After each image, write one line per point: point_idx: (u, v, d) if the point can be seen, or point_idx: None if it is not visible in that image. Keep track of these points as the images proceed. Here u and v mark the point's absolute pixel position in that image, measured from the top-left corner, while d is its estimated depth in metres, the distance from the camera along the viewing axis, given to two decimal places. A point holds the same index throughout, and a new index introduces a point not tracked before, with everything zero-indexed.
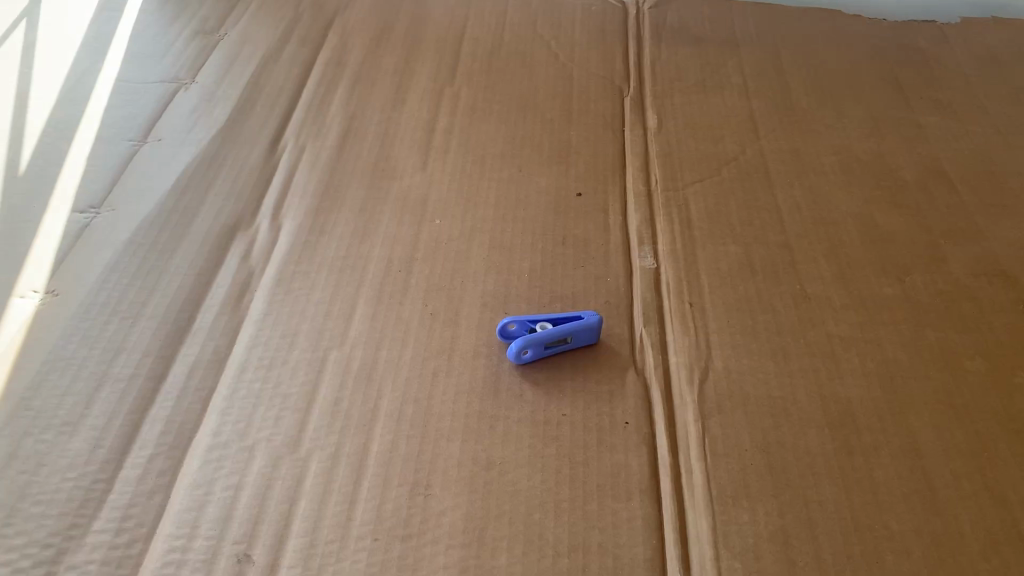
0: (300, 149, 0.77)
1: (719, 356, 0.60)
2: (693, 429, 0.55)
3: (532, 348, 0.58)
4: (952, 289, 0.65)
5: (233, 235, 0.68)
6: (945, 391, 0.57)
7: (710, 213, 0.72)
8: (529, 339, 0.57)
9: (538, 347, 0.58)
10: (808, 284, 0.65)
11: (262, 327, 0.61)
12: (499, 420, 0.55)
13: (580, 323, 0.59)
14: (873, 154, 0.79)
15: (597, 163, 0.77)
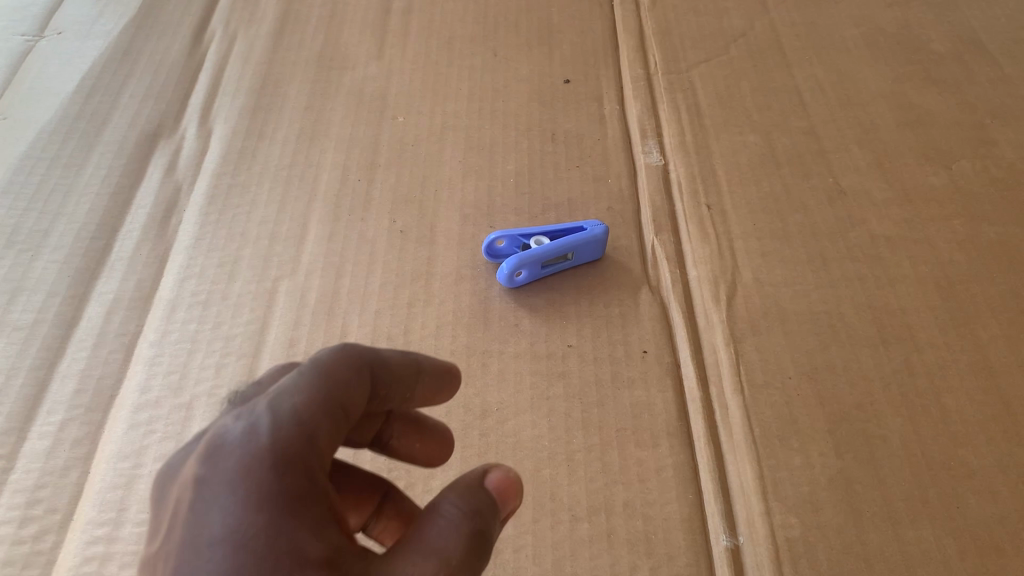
0: (231, 39, 0.65)
1: (747, 267, 0.50)
2: (725, 355, 0.46)
3: (528, 267, 0.48)
4: (1008, 174, 0.56)
5: (154, 144, 0.57)
6: (1014, 295, 0.49)
7: (720, 99, 0.61)
8: (524, 258, 0.47)
9: (536, 266, 0.48)
10: (842, 177, 0.56)
11: (194, 255, 0.50)
12: (492, 356, 0.46)
13: (584, 236, 0.49)
14: (899, 24, 0.69)
15: (584, 44, 0.66)
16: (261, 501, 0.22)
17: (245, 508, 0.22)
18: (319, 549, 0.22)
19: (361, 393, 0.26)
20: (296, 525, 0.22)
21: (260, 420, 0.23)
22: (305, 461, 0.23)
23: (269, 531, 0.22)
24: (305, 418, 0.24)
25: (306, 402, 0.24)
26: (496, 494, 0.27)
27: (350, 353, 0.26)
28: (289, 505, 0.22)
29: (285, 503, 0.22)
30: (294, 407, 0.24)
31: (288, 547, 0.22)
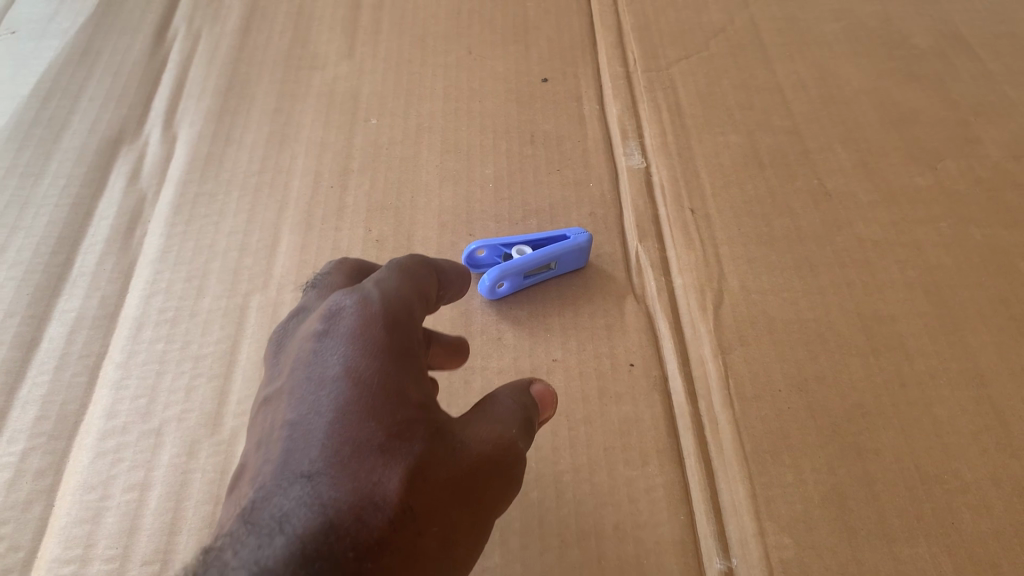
0: (195, 37, 0.62)
1: (733, 273, 0.49)
2: (714, 366, 0.45)
3: (509, 279, 0.47)
4: (993, 174, 0.55)
5: (116, 150, 0.54)
6: (1003, 300, 0.48)
7: (702, 97, 0.60)
8: (505, 269, 0.46)
9: (516, 278, 0.47)
10: (827, 178, 0.55)
11: (160, 270, 0.48)
12: (475, 372, 0.44)
13: (567, 245, 0.47)
14: (880, 18, 0.67)
15: (562, 41, 0.64)
16: (377, 349, 0.27)
17: (366, 352, 0.26)
18: (417, 394, 0.27)
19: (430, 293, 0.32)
20: (401, 374, 0.27)
21: (371, 295, 0.29)
22: (407, 328, 0.28)
23: (383, 373, 0.26)
24: (404, 298, 0.29)
25: (402, 288, 0.30)
26: (537, 398, 0.33)
27: (423, 263, 0.32)
28: (398, 354, 0.27)
29: (396, 352, 0.27)
30: (393, 290, 0.29)
31: (398, 386, 0.26)
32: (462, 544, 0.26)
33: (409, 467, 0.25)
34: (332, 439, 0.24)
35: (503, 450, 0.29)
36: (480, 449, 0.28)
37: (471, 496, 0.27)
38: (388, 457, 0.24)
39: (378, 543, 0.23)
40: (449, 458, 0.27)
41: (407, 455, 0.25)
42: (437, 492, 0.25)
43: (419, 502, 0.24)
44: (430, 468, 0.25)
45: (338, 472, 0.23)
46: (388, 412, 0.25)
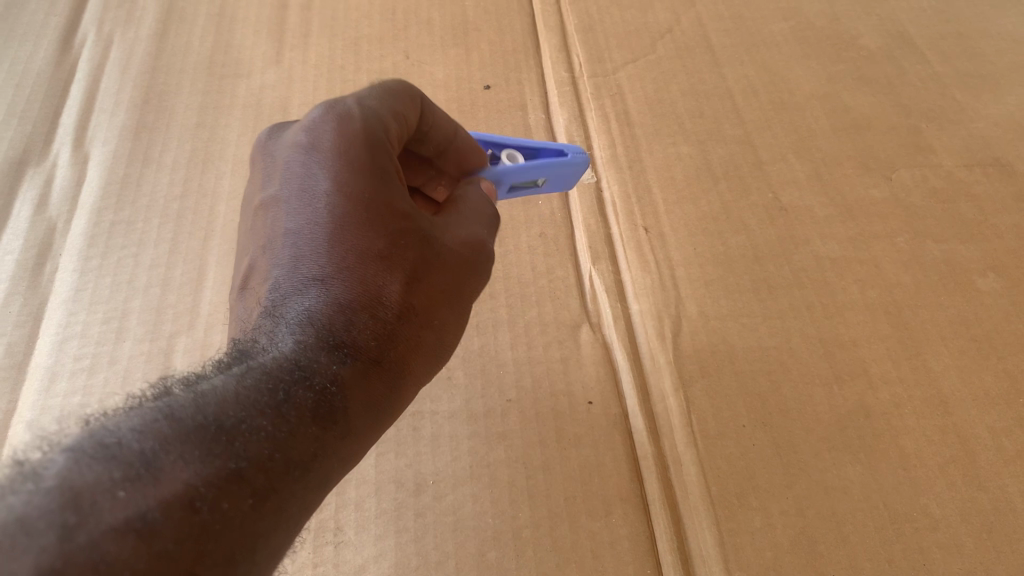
0: (106, 43, 0.57)
1: (692, 298, 0.47)
2: (675, 402, 0.43)
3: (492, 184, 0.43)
4: (947, 185, 0.54)
5: (21, 174, 0.50)
6: (961, 320, 0.47)
7: (651, 104, 0.57)
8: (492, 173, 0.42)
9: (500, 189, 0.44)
10: (781, 190, 0.53)
11: (73, 311, 0.44)
12: (424, 418, 0.42)
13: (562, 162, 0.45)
14: (827, 18, 0.66)
15: (504, 44, 0.61)
16: (365, 162, 0.32)
17: (355, 167, 0.32)
18: (404, 201, 0.33)
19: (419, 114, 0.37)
20: (389, 187, 0.33)
21: (349, 112, 0.33)
22: (384, 142, 0.34)
23: (373, 186, 0.32)
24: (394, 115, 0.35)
25: (388, 107, 0.35)
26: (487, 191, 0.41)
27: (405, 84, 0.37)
28: (387, 166, 0.33)
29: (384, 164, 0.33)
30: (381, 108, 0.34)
31: (387, 199, 0.32)
32: (452, 325, 0.33)
33: (407, 270, 0.32)
34: (335, 246, 0.31)
35: (483, 251, 0.35)
36: (466, 248, 0.35)
37: (461, 286, 0.34)
38: (385, 261, 0.31)
39: (385, 331, 0.30)
40: (440, 256, 0.33)
41: (403, 259, 0.32)
42: (433, 285, 0.32)
43: (416, 298, 0.32)
44: (421, 267, 0.32)
45: (343, 282, 0.30)
46: (377, 227, 0.31)
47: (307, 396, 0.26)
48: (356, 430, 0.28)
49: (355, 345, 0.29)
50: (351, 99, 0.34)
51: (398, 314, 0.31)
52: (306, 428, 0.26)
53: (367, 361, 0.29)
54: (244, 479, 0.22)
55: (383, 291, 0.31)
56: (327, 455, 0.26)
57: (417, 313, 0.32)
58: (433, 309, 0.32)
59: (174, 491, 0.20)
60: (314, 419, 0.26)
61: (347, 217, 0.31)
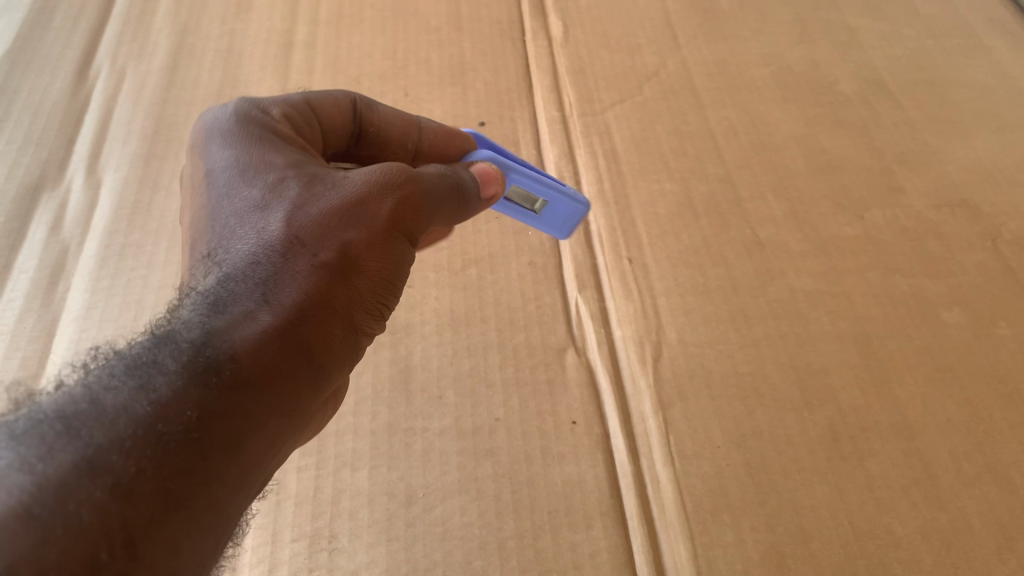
0: (120, 75, 0.60)
1: (672, 326, 0.50)
2: (654, 423, 0.45)
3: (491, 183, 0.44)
4: (916, 224, 0.57)
5: (36, 198, 0.52)
6: (927, 351, 0.50)
7: (637, 143, 0.60)
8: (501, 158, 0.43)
9: (503, 194, 0.44)
10: (758, 226, 0.56)
11: (84, 327, 0.46)
12: (415, 434, 0.44)
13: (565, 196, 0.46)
14: (807, 63, 0.69)
15: (498, 83, 0.64)
16: (236, 144, 0.35)
17: (225, 155, 0.35)
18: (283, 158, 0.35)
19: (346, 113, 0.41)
20: (264, 154, 0.35)
21: (218, 115, 0.37)
22: (254, 124, 0.37)
23: (245, 158, 0.35)
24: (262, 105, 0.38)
25: (263, 100, 0.39)
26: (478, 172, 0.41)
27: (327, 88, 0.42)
28: (256, 139, 0.36)
29: (248, 139, 0.36)
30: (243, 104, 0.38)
31: (261, 163, 0.35)
32: (369, 248, 0.33)
33: (286, 212, 0.32)
34: (222, 225, 0.33)
35: (392, 176, 0.35)
36: (368, 176, 0.34)
37: (364, 212, 0.33)
38: (260, 216, 0.32)
39: (275, 270, 0.31)
40: (329, 189, 0.34)
41: (282, 203, 0.33)
42: (324, 217, 0.33)
43: (302, 232, 0.32)
44: (309, 204, 0.33)
45: (231, 248, 0.32)
46: (252, 190, 0.33)
47: (179, 349, 0.27)
48: (252, 369, 0.28)
49: (239, 291, 0.30)
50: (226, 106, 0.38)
51: (283, 251, 0.31)
52: (181, 383, 0.26)
53: (255, 301, 0.30)
54: (103, 466, 0.22)
55: (263, 239, 0.32)
56: (211, 395, 0.26)
57: (308, 245, 0.32)
58: (329, 239, 0.32)
59: (3, 505, 0.20)
60: (188, 364, 0.26)
61: (225, 195, 0.34)
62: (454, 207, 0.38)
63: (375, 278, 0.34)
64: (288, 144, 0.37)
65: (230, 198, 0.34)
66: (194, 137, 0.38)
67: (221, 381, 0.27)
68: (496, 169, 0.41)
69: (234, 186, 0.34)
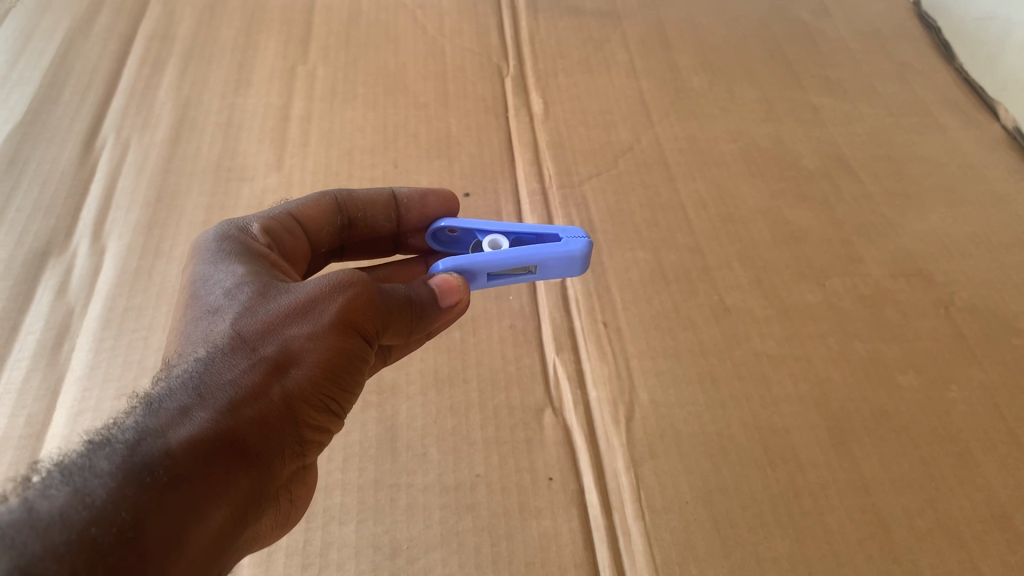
0: (124, 147, 0.64)
1: (644, 388, 0.53)
2: (626, 479, 0.48)
3: (465, 275, 0.46)
4: (874, 292, 0.61)
5: (43, 264, 0.55)
6: (883, 412, 0.53)
7: (612, 214, 0.64)
8: (458, 262, 0.45)
9: (489, 274, 0.47)
10: (726, 293, 0.59)
11: (87, 387, 0.49)
12: (400, 489, 0.47)
13: (552, 251, 0.46)
14: (772, 140, 0.73)
15: (483, 157, 0.68)
16: (208, 260, 0.40)
17: (197, 272, 0.40)
18: (244, 270, 0.39)
19: (326, 207, 0.49)
20: (230, 267, 0.39)
21: (203, 238, 0.43)
22: (228, 243, 0.41)
23: (213, 273, 0.39)
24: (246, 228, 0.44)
25: (250, 222, 0.44)
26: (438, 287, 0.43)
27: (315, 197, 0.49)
28: (226, 256, 0.40)
29: (219, 254, 0.41)
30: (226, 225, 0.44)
31: (226, 275, 0.39)
32: (313, 346, 0.36)
33: (235, 317, 0.36)
34: (186, 333, 0.37)
35: (344, 278, 0.39)
36: (317, 281, 0.38)
37: (311, 312, 0.37)
38: (213, 321, 0.37)
39: (220, 371, 0.34)
40: (280, 294, 0.38)
41: (233, 308, 0.37)
42: (270, 320, 0.36)
43: (249, 336, 0.36)
44: (259, 311, 0.37)
45: (189, 352, 0.36)
46: (213, 301, 0.38)
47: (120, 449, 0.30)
48: (185, 464, 0.30)
49: (182, 389, 0.33)
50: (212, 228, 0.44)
51: (228, 352, 0.35)
52: (118, 484, 0.28)
53: (197, 400, 0.33)
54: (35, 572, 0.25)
55: (213, 343, 0.35)
56: (144, 495, 0.28)
57: (251, 347, 0.35)
58: (272, 340, 0.36)
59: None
60: (124, 463, 0.29)
61: (193, 306, 0.38)
62: (411, 313, 0.42)
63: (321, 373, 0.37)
64: (258, 257, 0.41)
65: (196, 309, 0.38)
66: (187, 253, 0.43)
67: (152, 477, 0.29)
68: (460, 280, 0.44)
69: (197, 298, 0.38)
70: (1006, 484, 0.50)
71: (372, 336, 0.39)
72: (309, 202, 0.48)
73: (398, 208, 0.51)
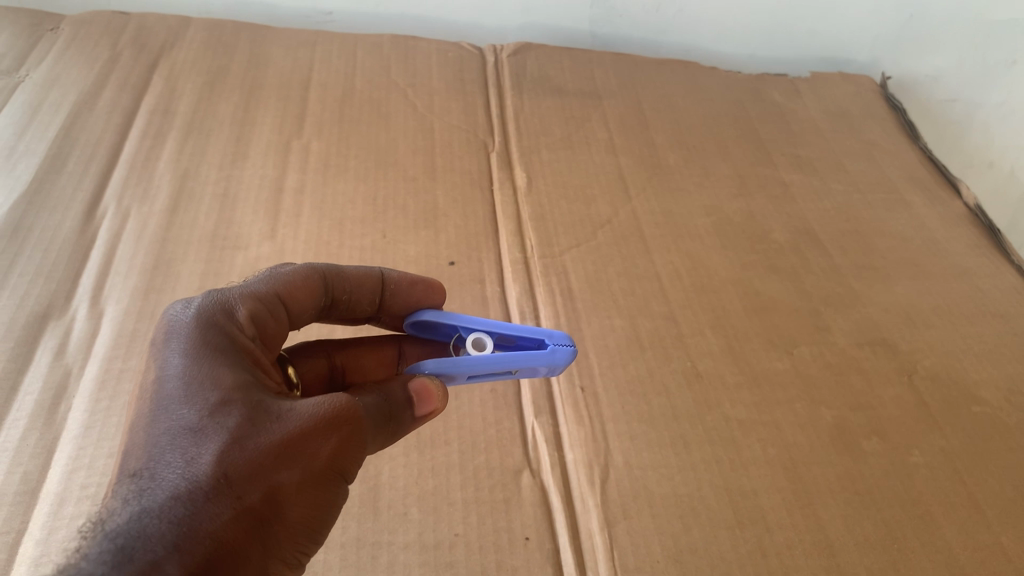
0: (124, 217, 0.67)
1: (619, 451, 0.55)
2: (600, 539, 0.50)
3: (445, 375, 0.49)
4: (841, 360, 0.63)
5: (42, 327, 0.57)
6: (848, 476, 0.55)
7: (591, 284, 0.67)
8: (442, 363, 0.49)
9: (473, 372, 0.50)
10: (698, 360, 0.62)
11: (82, 444, 0.50)
12: (381, 547, 0.48)
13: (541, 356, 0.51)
14: (744, 214, 0.77)
15: (468, 227, 0.71)
16: (194, 351, 0.39)
17: (180, 362, 0.38)
18: (233, 379, 0.38)
19: (316, 285, 0.49)
20: (219, 370, 0.38)
21: (187, 316, 0.41)
22: (213, 334, 0.40)
23: (200, 370, 0.38)
24: (229, 309, 0.42)
25: (236, 302, 0.43)
26: (416, 390, 0.45)
27: (309, 270, 0.49)
28: (211, 354, 0.39)
29: (203, 350, 0.39)
30: (208, 307, 0.41)
31: (213, 380, 0.37)
32: (292, 495, 0.36)
33: (221, 444, 0.35)
34: (160, 437, 0.35)
35: (336, 415, 0.39)
36: (306, 418, 0.38)
37: (300, 454, 0.37)
38: (194, 442, 0.35)
39: (203, 510, 0.33)
40: (270, 425, 0.37)
41: (220, 432, 0.35)
42: (258, 458, 0.35)
43: (235, 473, 0.34)
44: (248, 442, 0.35)
45: (166, 468, 0.34)
46: (198, 411, 0.36)
47: None
48: None
49: (159, 537, 0.31)
50: (195, 301, 0.42)
51: (211, 490, 0.33)
52: None
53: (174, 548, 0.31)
54: None
55: (196, 472, 0.34)
56: None
57: (236, 486, 0.34)
58: (256, 481, 0.35)
59: None
60: None
61: (173, 405, 0.36)
62: (392, 426, 0.43)
63: (297, 521, 0.37)
64: (241, 357, 0.40)
65: (175, 412, 0.36)
66: (162, 321, 0.41)
67: None
68: (438, 387, 0.46)
69: (177, 400, 0.36)
70: (964, 546, 0.52)
71: (344, 476, 0.39)
72: (299, 275, 0.48)
73: (383, 292, 0.53)
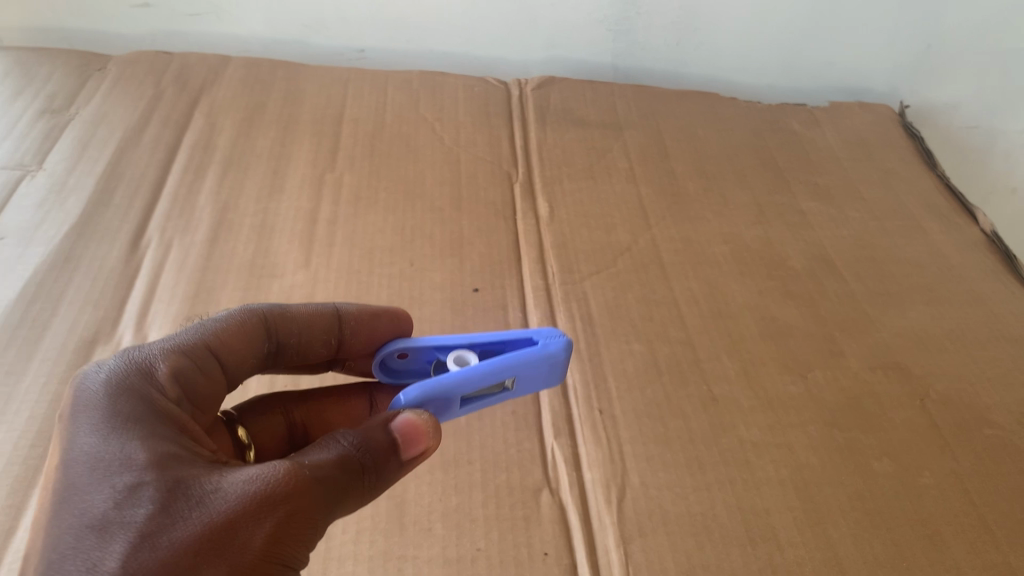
0: (167, 247, 0.70)
1: (635, 471, 0.57)
2: (616, 555, 0.52)
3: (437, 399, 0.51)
4: (854, 384, 0.65)
5: (90, 353, 0.61)
6: (858, 496, 0.57)
7: (610, 310, 0.69)
8: (430, 386, 0.50)
9: (474, 383, 0.52)
10: (714, 384, 0.64)
11: None
12: (407, 560, 0.51)
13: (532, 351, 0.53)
14: (762, 242, 0.79)
15: (492, 255, 0.74)
16: (106, 434, 0.39)
17: (91, 448, 0.38)
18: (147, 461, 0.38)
19: (258, 327, 0.52)
20: (130, 453, 0.38)
21: (100, 390, 0.42)
22: (124, 411, 0.40)
23: (110, 456, 0.38)
24: (146, 371, 0.44)
25: (153, 363, 0.45)
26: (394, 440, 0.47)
27: (241, 318, 0.51)
28: (122, 434, 0.39)
29: (114, 432, 0.39)
30: (121, 373, 0.43)
31: (123, 466, 0.37)
32: None
33: (129, 542, 0.35)
34: (73, 537, 0.36)
35: (271, 495, 0.39)
36: (231, 501, 0.38)
37: (227, 542, 0.36)
38: (102, 544, 0.35)
39: None
40: (187, 513, 0.36)
41: (126, 529, 0.35)
42: (172, 552, 0.35)
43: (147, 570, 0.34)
44: (161, 535, 0.35)
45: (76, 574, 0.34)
46: (109, 507, 0.36)
47: None
48: None
49: None
50: (106, 371, 0.43)
51: None
52: None
53: None
54: None
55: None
56: None
57: None
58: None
59: None
60: None
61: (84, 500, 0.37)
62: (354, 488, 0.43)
63: None
64: (157, 430, 0.40)
65: (85, 509, 0.36)
66: (72, 395, 0.42)
67: None
68: (427, 422, 0.48)
69: (87, 496, 0.37)
70: (972, 565, 0.53)
71: (292, 552, 0.39)
72: (232, 322, 0.50)
73: (339, 328, 0.56)
